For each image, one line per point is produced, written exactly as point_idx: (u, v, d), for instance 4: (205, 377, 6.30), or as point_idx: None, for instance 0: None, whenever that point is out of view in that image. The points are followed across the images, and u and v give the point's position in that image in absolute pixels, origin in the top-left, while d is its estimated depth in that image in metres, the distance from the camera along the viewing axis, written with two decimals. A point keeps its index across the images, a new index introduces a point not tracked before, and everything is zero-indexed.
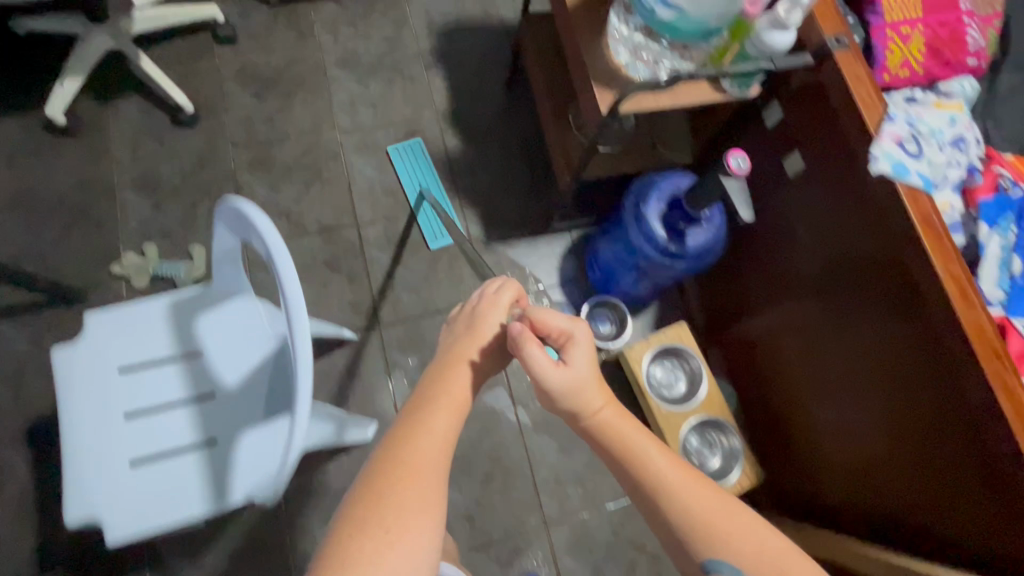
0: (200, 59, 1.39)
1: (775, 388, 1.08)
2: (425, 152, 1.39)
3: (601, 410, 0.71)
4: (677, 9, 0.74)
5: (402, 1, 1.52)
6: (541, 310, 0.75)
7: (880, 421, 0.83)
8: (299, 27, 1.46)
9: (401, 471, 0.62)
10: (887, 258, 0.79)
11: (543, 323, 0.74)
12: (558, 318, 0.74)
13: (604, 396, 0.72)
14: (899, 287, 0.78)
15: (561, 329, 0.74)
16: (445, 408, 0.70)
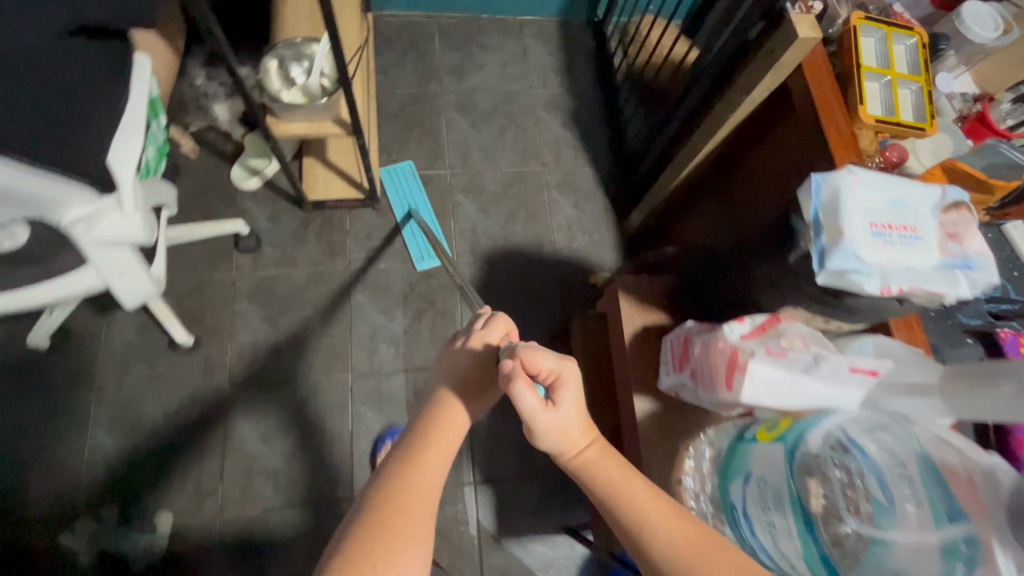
0: (217, 269, 1.26)
1: None
2: (414, 176, 1.41)
3: (585, 451, 0.64)
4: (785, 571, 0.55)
5: (448, 220, 1.39)
6: (530, 349, 0.62)
7: None
8: (331, 240, 1.33)
9: (392, 506, 0.53)
10: None
11: (534, 362, 0.62)
12: (550, 358, 0.62)
13: (591, 436, 0.64)
14: None
15: (552, 370, 0.63)
16: (440, 435, 0.61)
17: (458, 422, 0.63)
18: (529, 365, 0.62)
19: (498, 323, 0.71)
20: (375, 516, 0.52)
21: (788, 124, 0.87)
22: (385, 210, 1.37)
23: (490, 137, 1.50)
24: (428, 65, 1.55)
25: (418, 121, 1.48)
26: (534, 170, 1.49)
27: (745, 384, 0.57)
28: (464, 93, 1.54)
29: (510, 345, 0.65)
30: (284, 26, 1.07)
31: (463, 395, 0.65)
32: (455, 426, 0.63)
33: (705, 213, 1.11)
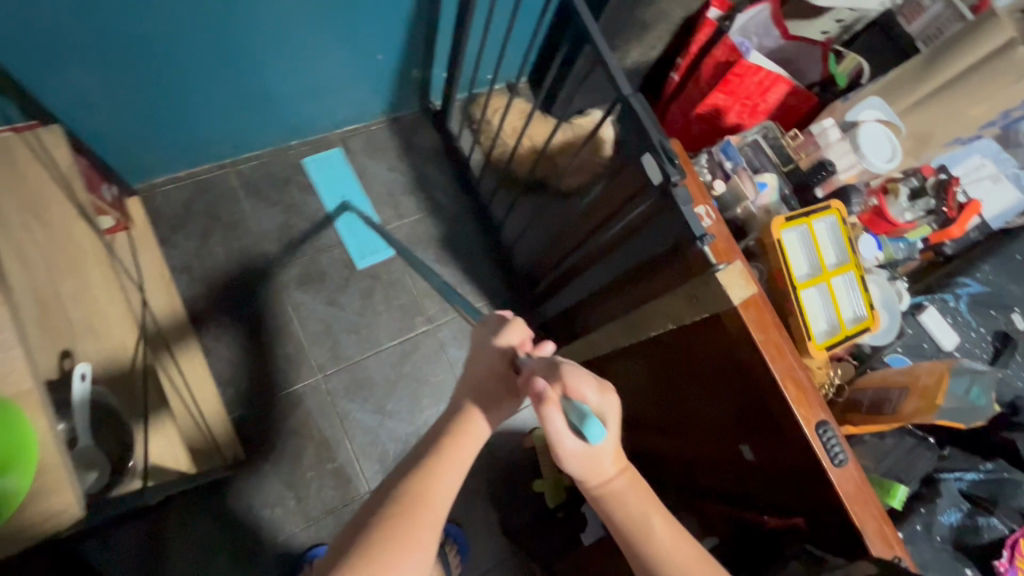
0: None
1: (610, 389, 1.07)
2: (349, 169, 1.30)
3: (613, 481, 0.60)
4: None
5: (341, 441, 1.12)
6: (573, 375, 0.58)
7: (696, 441, 0.85)
8: (201, 531, 1.03)
9: (422, 516, 0.52)
10: (719, 364, 0.74)
11: (577, 394, 0.58)
12: (591, 394, 0.58)
13: (620, 463, 0.61)
14: (727, 369, 0.73)
15: (594, 402, 0.58)
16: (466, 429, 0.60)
17: (481, 427, 0.61)
18: (572, 389, 0.57)
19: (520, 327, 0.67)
20: (393, 509, 0.52)
21: (725, 350, 0.71)
22: (258, 465, 1.07)
23: (358, 309, 1.21)
24: (243, 238, 1.20)
25: (259, 322, 1.15)
26: (423, 330, 1.24)
27: None
28: (304, 261, 1.22)
29: (544, 359, 0.62)
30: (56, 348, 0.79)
31: (479, 399, 0.63)
32: (471, 422, 0.61)
33: (638, 390, 0.95)
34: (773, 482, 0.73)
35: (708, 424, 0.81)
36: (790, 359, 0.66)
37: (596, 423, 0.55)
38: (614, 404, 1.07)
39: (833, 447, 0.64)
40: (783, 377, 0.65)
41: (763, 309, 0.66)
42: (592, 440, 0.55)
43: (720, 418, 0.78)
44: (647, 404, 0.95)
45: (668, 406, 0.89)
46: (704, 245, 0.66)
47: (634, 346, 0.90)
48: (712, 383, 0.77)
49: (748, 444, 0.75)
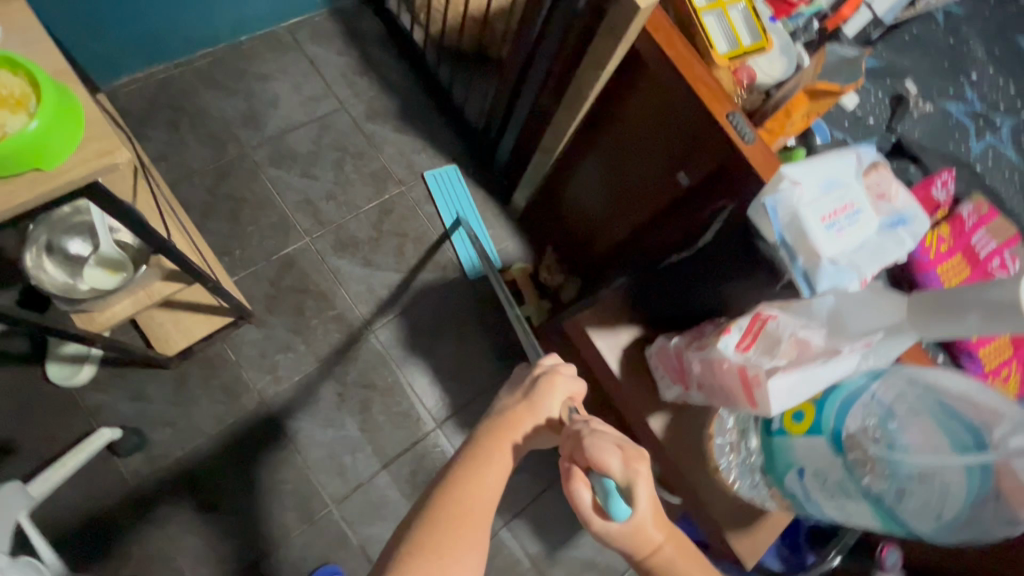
0: (111, 487, 1.02)
1: (572, 199, 1.19)
2: (462, 180, 1.37)
3: (662, 547, 0.56)
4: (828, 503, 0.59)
5: (337, 292, 1.23)
6: (597, 448, 0.54)
7: (650, 193, 0.97)
8: (223, 380, 1.12)
9: (457, 518, 0.55)
10: (653, 99, 0.87)
11: (602, 466, 0.54)
12: (616, 463, 0.54)
13: (663, 528, 0.57)
14: (658, 100, 0.86)
15: (619, 470, 0.54)
16: (499, 440, 0.61)
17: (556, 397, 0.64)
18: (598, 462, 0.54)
19: (567, 383, 0.66)
20: (422, 530, 0.54)
21: (655, 78, 0.84)
22: (265, 318, 1.17)
23: (331, 178, 1.30)
24: (211, 127, 1.27)
25: (241, 199, 1.23)
26: (395, 192, 1.33)
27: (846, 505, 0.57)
28: (273, 141, 1.29)
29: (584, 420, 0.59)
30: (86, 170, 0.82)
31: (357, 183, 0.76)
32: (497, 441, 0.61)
33: (596, 176, 1.08)
34: (709, 193, 0.84)
35: (655, 168, 0.94)
36: (695, 67, 0.79)
37: (618, 499, 0.54)
38: (578, 212, 1.19)
39: (741, 128, 0.77)
40: (693, 79, 0.78)
41: (664, 31, 0.80)
42: (618, 516, 0.54)
43: (664, 155, 0.91)
44: (605, 187, 1.08)
45: (624, 175, 1.01)
46: None
47: (591, 127, 1.03)
48: (654, 122, 0.89)
49: (684, 171, 0.88)
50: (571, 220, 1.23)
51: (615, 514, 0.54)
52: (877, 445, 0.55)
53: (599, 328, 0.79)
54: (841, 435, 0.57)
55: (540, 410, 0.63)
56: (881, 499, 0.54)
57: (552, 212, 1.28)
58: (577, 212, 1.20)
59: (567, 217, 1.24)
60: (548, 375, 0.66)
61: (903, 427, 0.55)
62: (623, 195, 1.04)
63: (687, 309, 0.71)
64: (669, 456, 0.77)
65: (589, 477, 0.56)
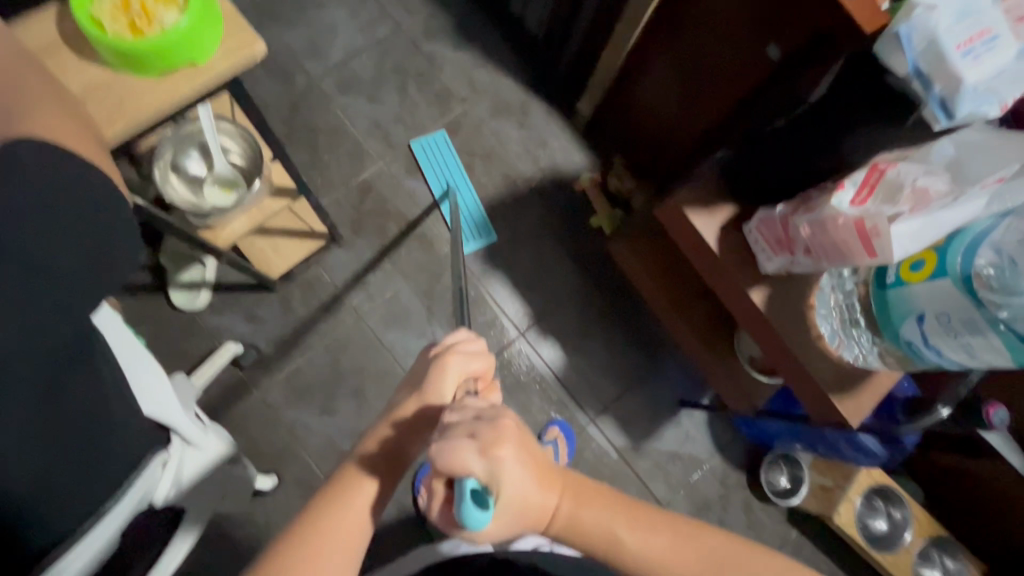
0: (238, 397, 1.14)
1: (642, 96, 1.16)
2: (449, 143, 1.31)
3: (558, 511, 0.48)
4: (947, 352, 0.60)
5: (414, 213, 1.27)
6: (445, 455, 0.40)
7: (736, 72, 0.93)
8: (322, 301, 1.20)
9: (300, 556, 0.45)
10: None
11: (454, 468, 0.41)
12: (473, 460, 0.40)
13: (559, 487, 0.47)
14: None
15: (480, 468, 0.41)
16: (362, 462, 0.50)
17: (454, 362, 0.53)
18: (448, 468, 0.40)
19: (461, 363, 0.53)
20: None
21: None
22: (352, 241, 1.23)
23: (397, 102, 1.32)
24: (278, 60, 1.29)
25: (316, 130, 1.27)
26: (460, 111, 1.34)
27: (969, 350, 0.58)
28: (337, 69, 1.31)
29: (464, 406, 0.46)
30: None
31: None
32: (337, 486, 0.49)
33: (673, 65, 1.05)
34: (805, 60, 0.80)
35: (743, 44, 0.89)
36: None
37: (471, 505, 0.40)
38: (650, 109, 1.16)
39: None
40: None
41: None
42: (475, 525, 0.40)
43: (753, 27, 0.86)
44: (682, 75, 1.04)
45: (706, 57, 0.97)
46: None
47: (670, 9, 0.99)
48: None
49: (775, 42, 0.83)
50: (642, 119, 1.20)
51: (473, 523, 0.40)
52: (993, 291, 0.54)
53: (695, 208, 0.80)
54: (969, 274, 0.56)
55: (428, 402, 0.52)
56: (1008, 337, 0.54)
57: (620, 114, 1.26)
58: (649, 110, 1.17)
59: (638, 118, 1.21)
60: (439, 358, 0.53)
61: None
62: (704, 81, 1.00)
63: (790, 174, 0.70)
64: (768, 329, 0.79)
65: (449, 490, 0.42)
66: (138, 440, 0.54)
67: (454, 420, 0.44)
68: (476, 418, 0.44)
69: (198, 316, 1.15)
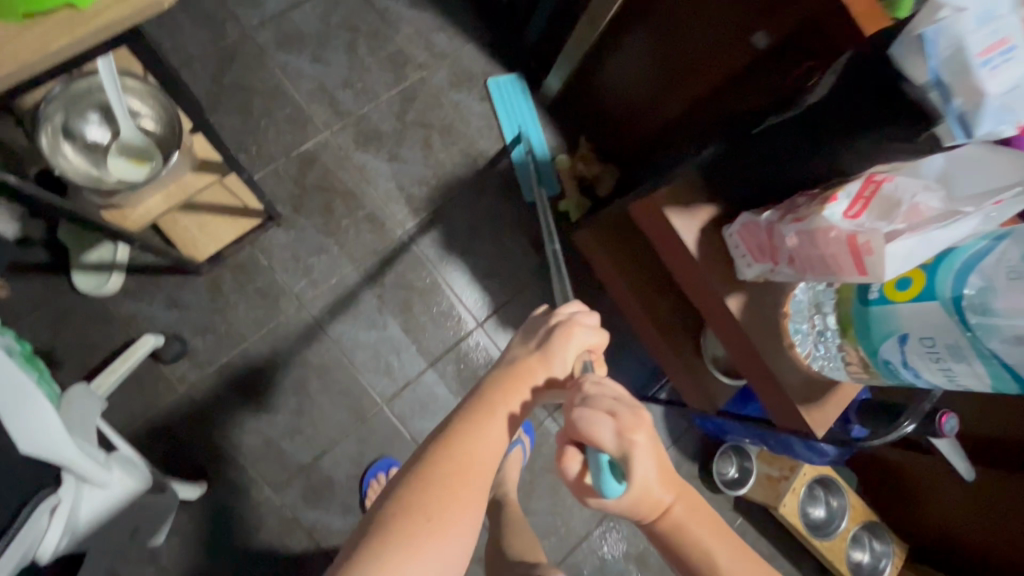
0: (161, 393, 1.02)
1: (615, 75, 1.08)
2: (524, 90, 1.24)
3: (672, 508, 0.54)
4: (924, 373, 0.59)
5: (365, 190, 1.15)
6: (588, 425, 0.50)
7: (718, 57, 0.87)
8: (259, 287, 1.08)
9: (450, 479, 0.48)
10: None
11: (595, 439, 0.50)
12: (609, 435, 0.50)
13: (675, 488, 0.54)
14: None
15: (616, 442, 0.50)
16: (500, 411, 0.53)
17: (580, 334, 0.59)
18: (590, 436, 0.50)
19: (584, 337, 0.59)
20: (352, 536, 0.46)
21: None
22: (294, 220, 1.10)
23: (345, 64, 1.17)
24: (205, 5, 1.11)
25: (250, 90, 1.11)
26: (417, 78, 1.21)
27: (947, 373, 0.57)
28: (275, 20, 1.14)
29: (613, 387, 0.54)
30: None
31: None
32: (489, 404, 0.53)
33: (651, 45, 0.97)
34: (796, 52, 0.74)
35: (729, 28, 0.83)
36: None
37: (606, 476, 0.50)
38: (623, 91, 1.09)
39: None
40: None
41: None
42: (610, 493, 0.50)
43: (742, 10, 0.79)
44: (660, 56, 0.97)
45: (688, 39, 0.90)
46: None
47: None
48: None
49: (764, 30, 0.77)
50: (615, 101, 1.13)
51: (607, 492, 0.50)
52: (975, 315, 0.52)
53: (676, 208, 0.74)
54: (960, 301, 0.53)
55: (554, 368, 0.57)
56: (991, 364, 0.53)
57: (591, 94, 1.18)
58: (622, 92, 1.10)
59: (610, 100, 1.14)
60: (565, 327, 0.59)
61: (1010, 292, 0.51)
62: (684, 64, 0.93)
63: (779, 178, 0.66)
64: (742, 337, 0.76)
65: (582, 453, 0.52)
66: (11, 487, 0.44)
67: (596, 394, 0.53)
68: (620, 395, 0.53)
69: (109, 303, 1.00)
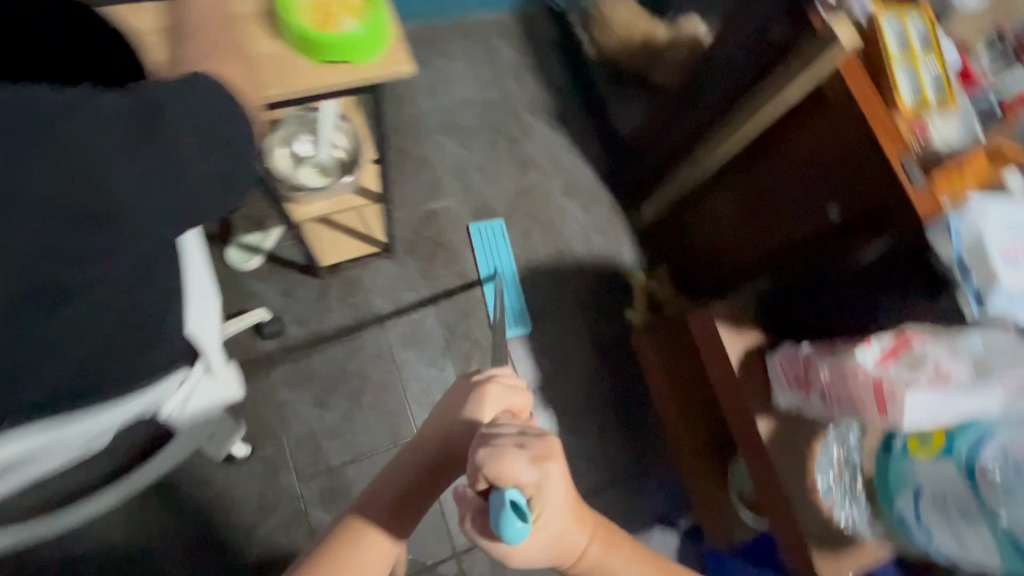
0: (245, 362, 1.17)
1: (702, 216, 1.25)
2: (506, 238, 1.36)
3: (588, 551, 0.54)
4: (937, 535, 0.60)
5: (465, 252, 1.35)
6: (497, 463, 0.45)
7: (793, 220, 1.00)
8: (355, 302, 1.26)
9: None
10: (825, 132, 0.90)
11: (500, 479, 0.46)
12: (523, 469, 0.46)
13: (590, 531, 0.54)
14: (832, 136, 0.89)
15: (528, 481, 0.47)
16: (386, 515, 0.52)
17: (498, 392, 0.57)
18: (498, 476, 0.46)
19: (502, 395, 0.57)
20: None
21: (832, 116, 0.88)
22: (402, 258, 1.31)
23: (484, 155, 1.44)
24: (397, 87, 1.43)
25: (406, 154, 1.39)
26: (535, 179, 1.45)
27: (960, 539, 0.58)
28: (443, 111, 1.45)
29: (518, 429, 0.51)
30: None
31: None
32: (354, 531, 0.51)
33: (737, 199, 1.13)
34: (860, 230, 0.86)
35: (806, 199, 0.97)
36: (876, 108, 0.82)
37: (516, 518, 0.43)
38: (704, 231, 1.24)
39: (911, 173, 0.78)
40: (872, 119, 0.81)
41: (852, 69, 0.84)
42: (510, 538, 0.44)
43: (820, 187, 0.94)
44: (743, 209, 1.12)
45: (768, 200, 1.05)
46: (817, 7, 0.82)
47: (748, 150, 1.07)
48: (821, 154, 0.92)
49: (837, 205, 0.91)
50: (696, 237, 1.28)
51: (506, 537, 0.44)
52: (992, 487, 0.55)
53: (727, 326, 0.84)
54: (974, 465, 0.57)
55: (465, 421, 0.54)
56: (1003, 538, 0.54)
57: (676, 227, 1.34)
58: (703, 231, 1.25)
59: (693, 236, 1.29)
60: (482, 385, 0.56)
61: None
62: (763, 220, 1.08)
63: (826, 321, 0.74)
64: (766, 461, 0.80)
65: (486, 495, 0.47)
66: (177, 359, 0.57)
67: (498, 434, 0.50)
68: (525, 432, 0.50)
69: (241, 277, 1.22)
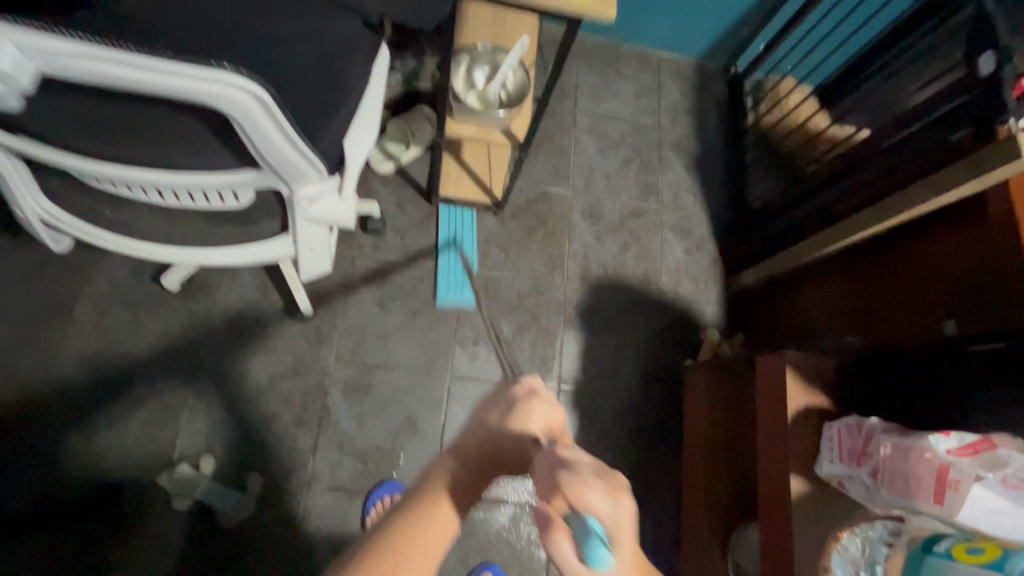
0: (340, 244, 1.28)
1: (803, 298, 1.22)
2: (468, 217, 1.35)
3: None
4: None
5: (562, 239, 1.40)
6: (578, 485, 0.45)
7: (902, 326, 0.95)
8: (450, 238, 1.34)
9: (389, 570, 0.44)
10: (972, 246, 0.86)
11: (581, 507, 0.45)
12: (600, 503, 0.44)
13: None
14: (979, 252, 0.85)
15: (605, 518, 0.45)
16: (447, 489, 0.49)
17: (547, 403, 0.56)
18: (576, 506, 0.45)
19: (551, 411, 0.55)
20: None
21: (987, 231, 0.84)
22: (506, 219, 1.38)
23: (615, 167, 1.51)
24: (565, 82, 1.54)
25: (548, 137, 1.49)
26: (652, 207, 1.49)
27: None
28: (595, 118, 1.54)
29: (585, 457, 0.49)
30: (506, 32, 1.10)
31: None
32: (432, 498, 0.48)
33: (848, 290, 1.09)
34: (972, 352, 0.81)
35: (922, 308, 0.92)
36: None
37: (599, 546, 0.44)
38: (802, 313, 1.21)
39: None
40: None
41: None
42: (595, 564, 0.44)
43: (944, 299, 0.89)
44: (851, 302, 1.08)
45: (882, 300, 1.01)
46: (1008, 118, 0.82)
47: (879, 246, 1.04)
48: (959, 268, 0.88)
49: (955, 322, 0.85)
50: (790, 317, 1.25)
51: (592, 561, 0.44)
52: None
53: (797, 378, 0.80)
54: None
55: (510, 433, 0.54)
56: None
57: (772, 302, 1.31)
58: (800, 313, 1.22)
59: (786, 316, 1.26)
60: (529, 400, 0.55)
61: None
62: (868, 317, 1.03)
63: None
64: (783, 517, 0.76)
65: (567, 526, 0.46)
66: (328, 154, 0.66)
67: (571, 459, 0.48)
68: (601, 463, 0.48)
69: (368, 176, 1.34)
